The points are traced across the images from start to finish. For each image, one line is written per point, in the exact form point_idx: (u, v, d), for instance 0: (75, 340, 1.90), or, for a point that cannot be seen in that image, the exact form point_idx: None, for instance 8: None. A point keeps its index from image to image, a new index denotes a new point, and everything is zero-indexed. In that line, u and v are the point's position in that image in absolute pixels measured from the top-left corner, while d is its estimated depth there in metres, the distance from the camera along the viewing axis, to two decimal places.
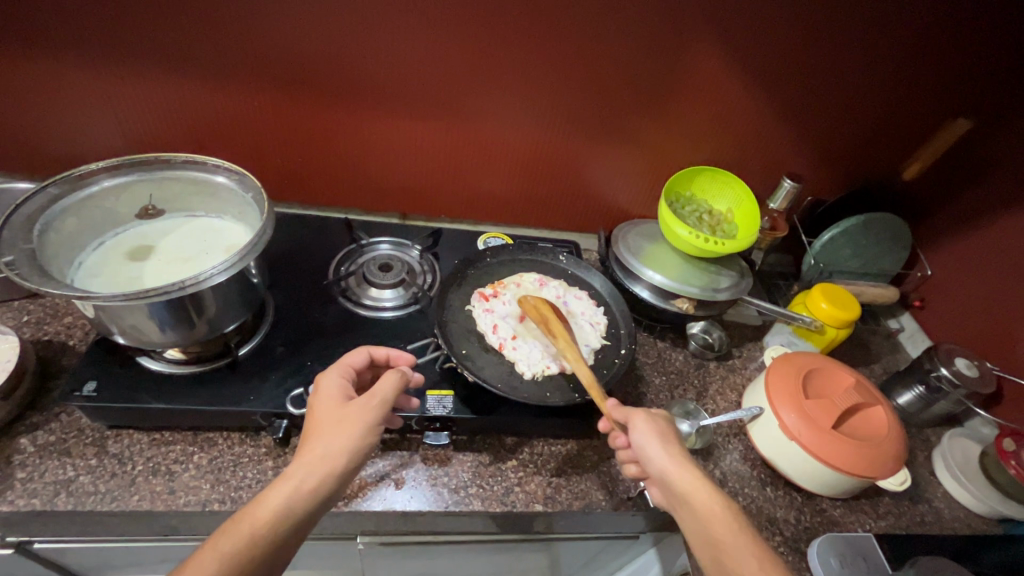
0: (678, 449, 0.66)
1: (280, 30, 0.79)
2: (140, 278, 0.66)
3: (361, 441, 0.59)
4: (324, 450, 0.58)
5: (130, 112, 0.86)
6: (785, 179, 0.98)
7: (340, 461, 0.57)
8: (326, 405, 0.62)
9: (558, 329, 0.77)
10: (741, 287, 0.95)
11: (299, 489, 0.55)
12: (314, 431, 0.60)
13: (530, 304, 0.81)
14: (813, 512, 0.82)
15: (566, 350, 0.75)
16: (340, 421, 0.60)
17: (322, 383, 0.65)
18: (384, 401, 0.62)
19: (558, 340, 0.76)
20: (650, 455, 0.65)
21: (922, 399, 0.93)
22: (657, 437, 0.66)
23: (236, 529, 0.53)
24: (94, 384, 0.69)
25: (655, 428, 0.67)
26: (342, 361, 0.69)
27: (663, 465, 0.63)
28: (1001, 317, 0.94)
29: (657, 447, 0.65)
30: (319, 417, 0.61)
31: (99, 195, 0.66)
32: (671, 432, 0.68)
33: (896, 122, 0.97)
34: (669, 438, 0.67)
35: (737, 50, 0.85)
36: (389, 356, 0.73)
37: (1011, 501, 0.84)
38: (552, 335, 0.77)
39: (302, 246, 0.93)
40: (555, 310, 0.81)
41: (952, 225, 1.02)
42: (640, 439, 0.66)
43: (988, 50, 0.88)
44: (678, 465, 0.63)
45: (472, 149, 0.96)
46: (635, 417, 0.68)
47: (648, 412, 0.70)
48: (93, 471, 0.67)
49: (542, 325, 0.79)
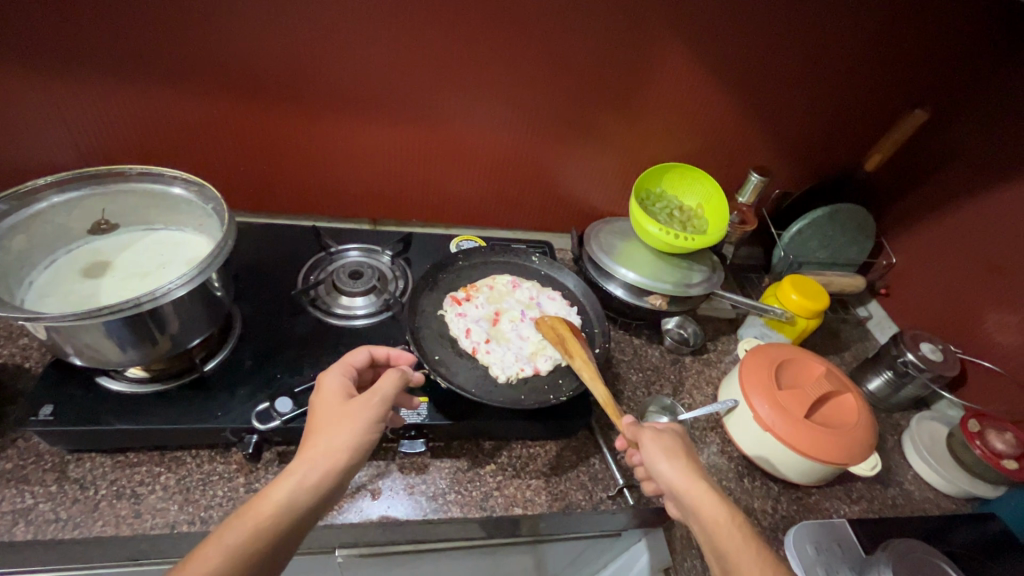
0: (687, 464, 0.64)
1: (236, 34, 0.77)
2: (96, 296, 0.63)
3: (362, 439, 0.59)
4: (325, 446, 0.57)
5: (83, 124, 0.83)
6: (752, 173, 0.99)
7: (342, 457, 0.57)
8: (328, 402, 0.61)
9: (577, 348, 0.77)
10: (713, 281, 0.96)
11: (302, 483, 0.55)
12: (316, 427, 0.59)
13: (546, 324, 0.80)
14: (789, 501, 0.83)
15: (583, 368, 0.75)
16: (341, 418, 0.59)
17: (323, 381, 0.64)
18: (384, 399, 0.61)
19: (575, 359, 0.76)
20: (658, 472, 0.64)
21: (890, 384, 0.96)
22: (664, 453, 0.65)
23: (241, 521, 0.52)
24: (50, 408, 0.66)
25: (662, 444, 0.66)
26: (343, 359, 0.68)
27: (672, 482, 0.62)
28: (963, 301, 0.97)
29: (664, 463, 0.64)
30: (320, 414, 0.61)
31: (48, 211, 0.64)
32: (682, 447, 0.67)
33: (856, 115, 0.99)
34: (677, 454, 0.65)
35: (699, 48, 0.86)
36: (389, 355, 0.72)
37: (978, 480, 0.87)
38: (568, 355, 0.77)
39: (269, 256, 0.91)
40: (571, 327, 0.80)
41: (913, 214, 1.05)
42: (647, 457, 0.65)
43: (941, 43, 0.90)
44: (685, 480, 0.62)
45: (441, 152, 0.95)
46: (642, 434, 0.67)
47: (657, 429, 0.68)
48: (54, 498, 0.64)
49: (558, 345, 0.78)
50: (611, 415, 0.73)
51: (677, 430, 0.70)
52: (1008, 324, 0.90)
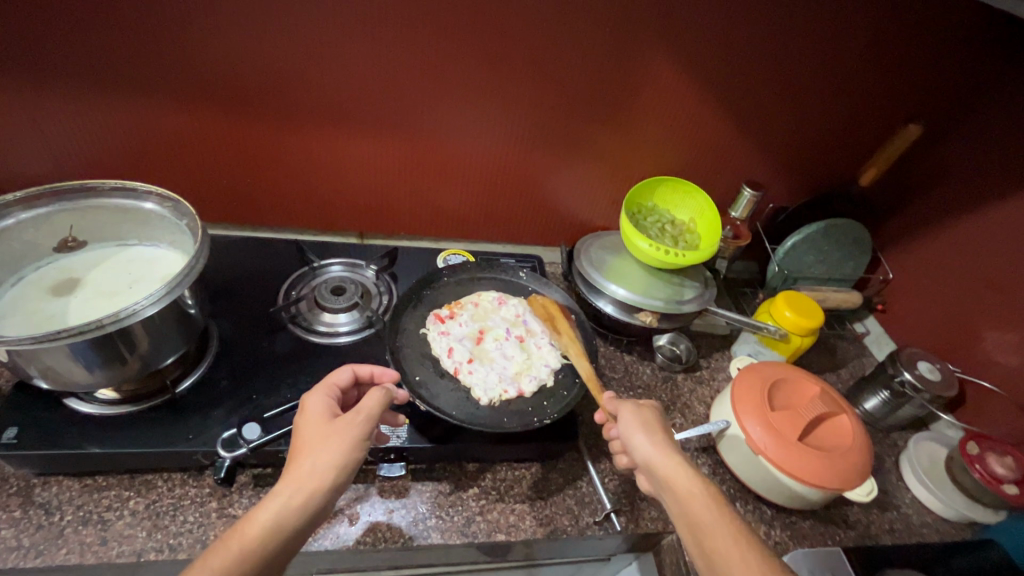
0: (664, 438, 0.65)
1: (214, 45, 0.75)
2: (63, 315, 0.61)
3: (349, 458, 0.56)
4: (311, 466, 0.55)
5: (62, 136, 0.82)
6: (745, 188, 0.97)
7: (329, 476, 0.55)
8: (312, 423, 0.59)
9: (564, 326, 0.82)
10: (705, 297, 0.94)
11: (288, 504, 0.52)
12: (300, 449, 0.57)
13: (539, 303, 0.86)
14: (783, 526, 0.81)
15: (568, 345, 0.80)
16: (326, 437, 0.57)
17: (307, 403, 0.61)
18: (369, 418, 0.59)
19: (563, 336, 0.81)
20: (635, 444, 0.64)
21: (887, 404, 0.93)
22: (642, 428, 0.65)
23: (225, 547, 0.49)
24: (15, 431, 0.64)
25: (640, 418, 0.66)
26: (327, 380, 0.65)
27: (646, 453, 0.63)
28: (962, 318, 0.95)
29: (640, 436, 0.64)
30: (305, 435, 0.58)
31: (15, 228, 0.63)
32: (660, 423, 0.67)
33: (851, 129, 0.97)
34: (654, 427, 0.66)
35: (689, 61, 0.84)
36: (373, 373, 0.69)
37: (978, 505, 0.84)
38: (556, 331, 0.82)
39: (252, 271, 0.90)
40: (564, 310, 0.86)
41: (911, 229, 1.03)
42: (624, 429, 0.66)
43: (937, 57, 0.88)
44: (659, 451, 0.62)
45: (428, 165, 0.94)
46: (621, 409, 0.68)
47: (637, 403, 0.69)
48: (17, 524, 0.62)
49: (549, 323, 0.84)
50: (591, 389, 0.75)
51: (658, 408, 0.70)
52: (1007, 344, 0.88)
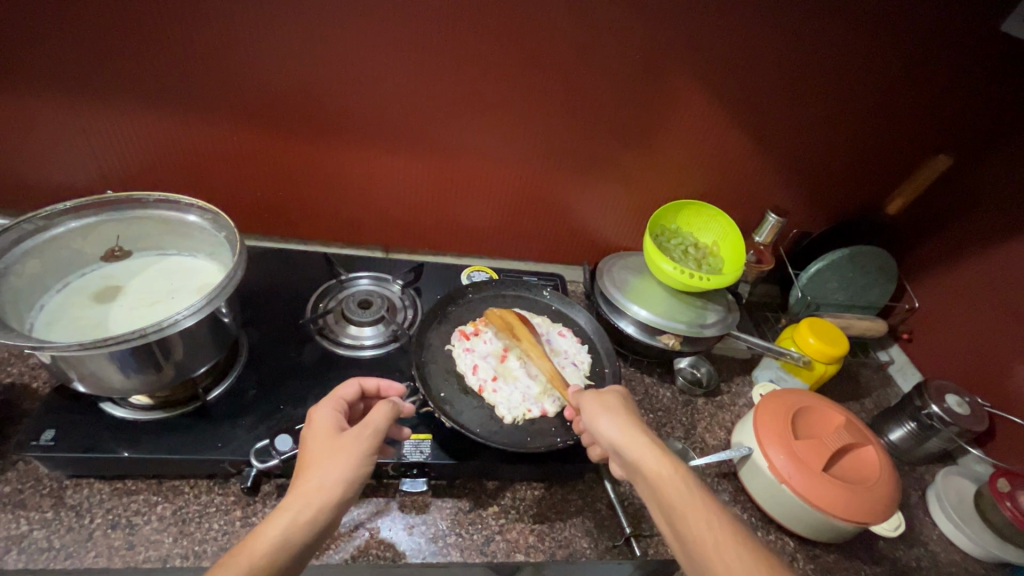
0: (628, 418, 0.65)
1: (256, 64, 0.78)
2: (105, 322, 0.63)
3: (356, 473, 0.57)
4: (319, 482, 0.55)
5: (108, 146, 0.85)
6: (769, 214, 0.98)
7: (337, 490, 0.55)
8: (320, 437, 0.60)
9: (523, 331, 0.81)
10: (728, 321, 0.94)
11: (295, 521, 0.53)
12: (308, 463, 0.57)
13: (495, 313, 0.84)
14: (806, 558, 0.79)
15: (530, 348, 0.79)
16: (334, 452, 0.58)
17: (314, 416, 0.62)
18: (377, 432, 0.60)
19: (523, 340, 0.80)
20: (598, 428, 0.64)
21: (914, 436, 0.92)
22: (605, 411, 0.66)
23: (232, 562, 0.49)
24: (52, 433, 0.66)
25: (602, 402, 0.67)
26: (334, 394, 0.66)
27: (611, 435, 0.63)
28: (991, 351, 0.93)
29: (604, 419, 0.64)
30: (313, 450, 0.59)
31: (64, 236, 0.65)
32: (623, 405, 0.67)
33: (877, 157, 0.97)
34: (616, 410, 0.66)
35: (716, 88, 0.85)
36: (380, 387, 0.70)
37: (1009, 545, 0.82)
38: (516, 338, 0.81)
39: (282, 282, 0.92)
40: (519, 315, 0.84)
41: (938, 259, 1.02)
42: (589, 415, 0.66)
43: (966, 89, 0.88)
44: (624, 430, 0.62)
45: (454, 183, 0.96)
46: (584, 398, 0.69)
47: (598, 391, 0.70)
48: (49, 525, 0.63)
49: (507, 330, 0.82)
50: (557, 387, 0.76)
51: (621, 392, 0.71)
52: None
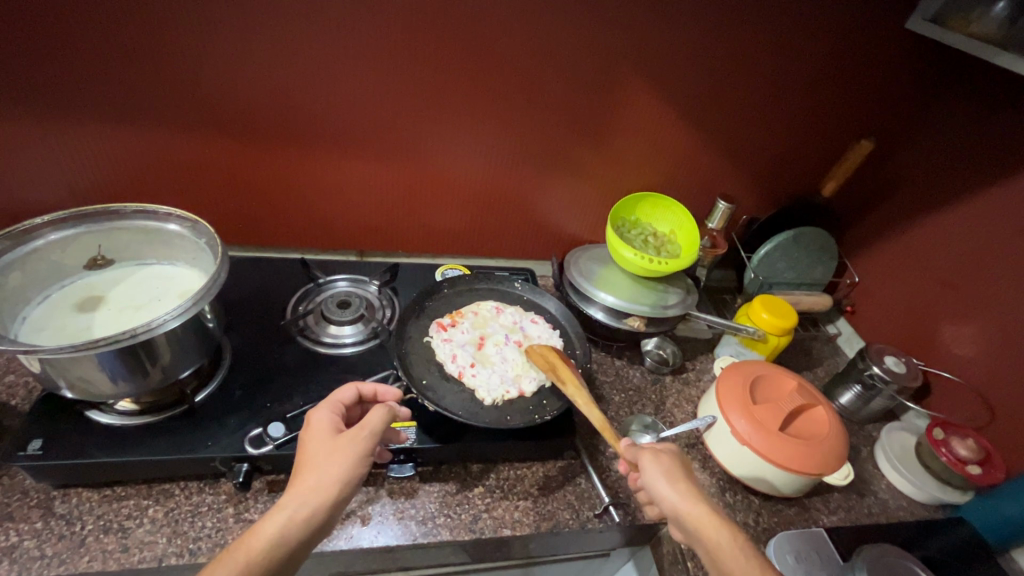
0: (687, 484, 0.65)
1: (223, 77, 0.81)
2: (89, 329, 0.65)
3: (352, 472, 0.59)
4: (316, 481, 0.58)
5: (77, 164, 0.86)
6: (719, 201, 1.05)
7: (333, 490, 0.58)
8: (318, 439, 0.62)
9: (568, 374, 0.79)
10: (688, 302, 1.01)
11: (292, 518, 0.55)
12: (306, 464, 0.60)
13: (536, 351, 0.82)
14: (770, 513, 0.86)
15: (576, 394, 0.76)
16: (331, 452, 0.60)
17: (312, 418, 0.65)
18: (373, 433, 0.62)
19: (568, 385, 0.78)
20: (658, 493, 0.65)
21: (860, 397, 1.00)
22: (665, 475, 0.66)
23: (232, 557, 0.52)
24: (39, 443, 0.66)
25: (662, 466, 0.66)
26: (331, 397, 0.69)
27: (674, 504, 0.63)
28: (922, 314, 1.03)
29: (664, 485, 0.65)
30: (311, 449, 0.61)
31: (45, 248, 0.67)
32: (680, 466, 0.68)
33: (812, 145, 1.06)
34: (676, 473, 0.66)
35: (662, 86, 0.93)
36: (377, 391, 0.73)
37: (948, 487, 0.91)
38: (561, 380, 0.78)
39: (260, 289, 0.94)
40: (561, 354, 0.83)
41: (872, 235, 1.12)
42: (649, 480, 0.66)
43: (883, 81, 0.98)
44: (686, 500, 0.63)
45: (424, 186, 1.00)
46: (642, 457, 0.68)
47: (655, 448, 0.69)
48: (39, 535, 0.64)
49: (550, 371, 0.80)
50: (607, 438, 0.73)
51: (674, 450, 0.71)
52: (963, 336, 0.95)
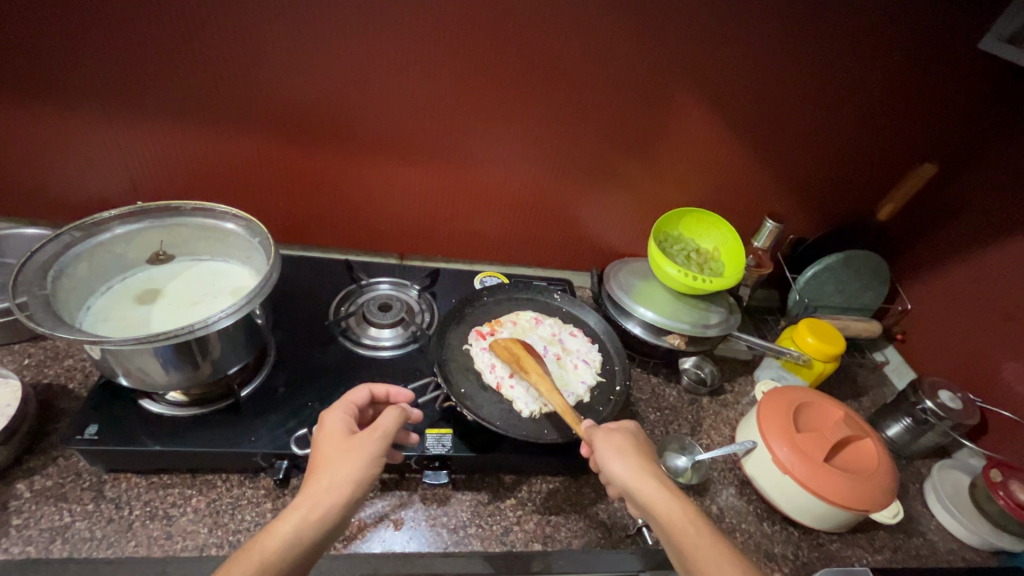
0: (638, 461, 0.64)
1: (284, 79, 0.83)
2: (148, 321, 0.68)
3: (366, 473, 0.59)
4: (330, 481, 0.58)
5: (141, 159, 0.90)
6: (767, 220, 1.02)
7: (346, 490, 0.58)
8: (331, 439, 0.62)
9: (530, 364, 0.79)
10: (729, 322, 0.99)
11: (306, 519, 0.55)
12: (318, 464, 0.60)
13: (501, 344, 0.82)
14: (810, 547, 0.83)
15: (539, 382, 0.76)
16: (343, 453, 0.60)
17: (326, 419, 0.65)
18: (386, 434, 0.62)
19: (530, 374, 0.78)
20: (611, 470, 0.63)
21: (910, 431, 0.95)
22: (618, 452, 0.64)
23: (247, 557, 0.52)
24: (95, 428, 0.69)
25: (614, 444, 0.65)
26: (345, 398, 0.69)
27: (625, 481, 0.62)
28: (981, 348, 0.98)
29: (617, 462, 0.63)
30: (323, 450, 0.61)
31: (110, 241, 0.70)
32: (633, 444, 0.66)
33: (868, 165, 1.03)
34: (627, 451, 0.64)
35: (715, 101, 0.91)
36: (389, 392, 0.73)
37: (1002, 533, 0.85)
38: (524, 371, 0.78)
39: (305, 289, 0.96)
40: (525, 346, 0.82)
41: (929, 262, 1.07)
42: (602, 457, 0.64)
43: (950, 102, 0.94)
44: (637, 477, 0.61)
45: (467, 193, 1.01)
46: (596, 436, 0.67)
47: (609, 428, 0.68)
48: (90, 517, 0.66)
49: (515, 362, 0.80)
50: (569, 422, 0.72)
51: (631, 429, 0.69)
52: None
